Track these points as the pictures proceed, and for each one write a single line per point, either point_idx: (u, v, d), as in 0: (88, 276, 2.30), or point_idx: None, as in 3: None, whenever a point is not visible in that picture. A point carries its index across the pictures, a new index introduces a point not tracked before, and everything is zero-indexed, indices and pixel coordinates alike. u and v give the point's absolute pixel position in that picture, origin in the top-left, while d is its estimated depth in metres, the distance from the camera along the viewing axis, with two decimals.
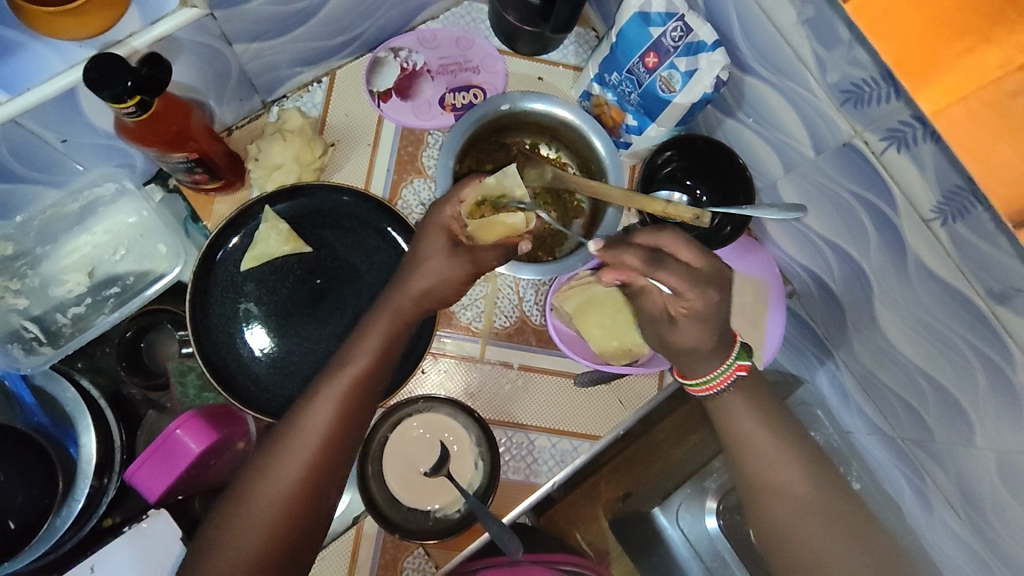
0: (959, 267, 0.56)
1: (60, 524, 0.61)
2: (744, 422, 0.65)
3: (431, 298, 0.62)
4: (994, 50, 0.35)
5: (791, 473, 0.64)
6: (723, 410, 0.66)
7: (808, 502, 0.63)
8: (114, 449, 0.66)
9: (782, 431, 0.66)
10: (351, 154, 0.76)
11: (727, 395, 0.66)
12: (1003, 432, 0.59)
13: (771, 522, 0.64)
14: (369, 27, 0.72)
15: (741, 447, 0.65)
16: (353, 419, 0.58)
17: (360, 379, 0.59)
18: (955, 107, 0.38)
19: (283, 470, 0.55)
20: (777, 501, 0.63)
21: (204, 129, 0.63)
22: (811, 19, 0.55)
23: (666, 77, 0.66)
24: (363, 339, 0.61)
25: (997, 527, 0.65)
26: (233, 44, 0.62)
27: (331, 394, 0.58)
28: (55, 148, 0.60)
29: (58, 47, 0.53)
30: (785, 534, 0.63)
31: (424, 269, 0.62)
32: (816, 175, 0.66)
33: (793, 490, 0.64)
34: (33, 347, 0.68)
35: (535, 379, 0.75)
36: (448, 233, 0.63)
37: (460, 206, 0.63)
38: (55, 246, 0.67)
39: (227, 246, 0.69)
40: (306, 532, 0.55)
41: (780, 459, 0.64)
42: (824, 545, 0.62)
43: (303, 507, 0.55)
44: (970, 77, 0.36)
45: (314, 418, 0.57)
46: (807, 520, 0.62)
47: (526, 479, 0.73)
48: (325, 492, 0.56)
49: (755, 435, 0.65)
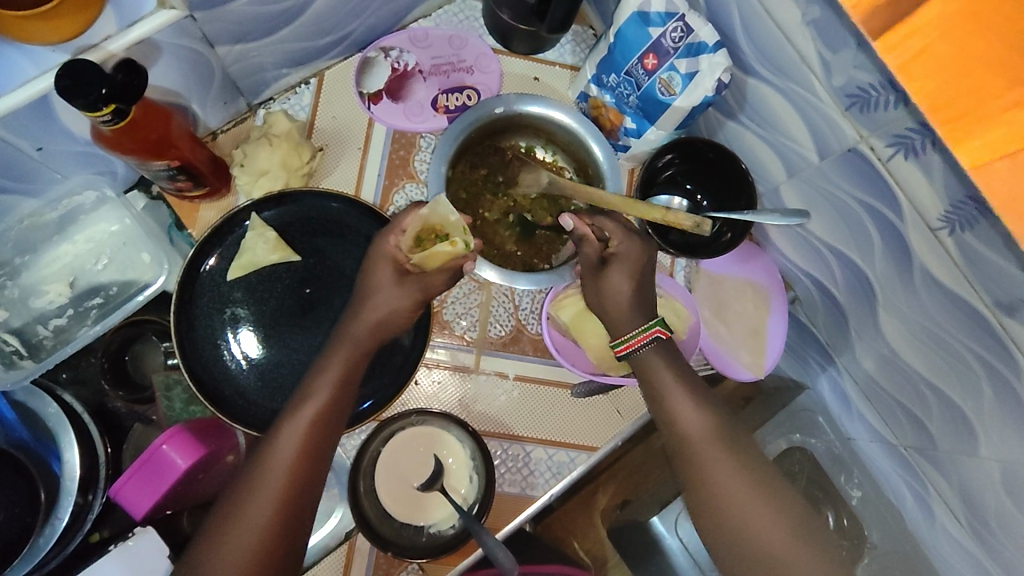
0: (967, 277, 0.54)
1: (43, 544, 0.59)
2: (673, 394, 0.58)
3: (386, 330, 0.61)
4: None
5: (722, 438, 0.56)
6: (648, 381, 0.59)
7: (743, 471, 0.54)
8: (99, 464, 0.64)
9: (711, 400, 0.58)
10: (340, 159, 0.73)
11: (654, 365, 0.59)
12: (1008, 442, 0.58)
13: (704, 496, 0.54)
14: (358, 26, 0.69)
15: (668, 412, 0.58)
16: (326, 446, 0.55)
17: (332, 405, 0.56)
18: (997, 162, 0.39)
19: (260, 503, 0.50)
20: (709, 468, 0.54)
21: (186, 135, 0.61)
22: (817, 20, 0.53)
23: (665, 79, 0.63)
24: (326, 365, 0.58)
25: (1000, 536, 0.63)
26: (215, 46, 0.59)
27: (302, 420, 0.55)
28: (31, 157, 0.57)
29: (30, 51, 0.51)
30: (716, 509, 0.53)
31: (401, 286, 0.61)
32: (819, 180, 0.64)
33: (736, 476, 0.54)
34: (13, 361, 0.66)
35: (532, 390, 0.73)
36: (394, 262, 0.62)
37: (403, 235, 0.62)
38: (34, 255, 0.65)
39: (207, 263, 0.67)
40: (284, 572, 0.50)
41: (705, 423, 0.56)
42: (768, 530, 0.51)
43: (283, 532, 0.50)
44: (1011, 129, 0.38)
45: (285, 444, 0.54)
46: (743, 490, 0.53)
47: (522, 492, 0.72)
48: (305, 525, 0.52)
49: (677, 394, 0.58)
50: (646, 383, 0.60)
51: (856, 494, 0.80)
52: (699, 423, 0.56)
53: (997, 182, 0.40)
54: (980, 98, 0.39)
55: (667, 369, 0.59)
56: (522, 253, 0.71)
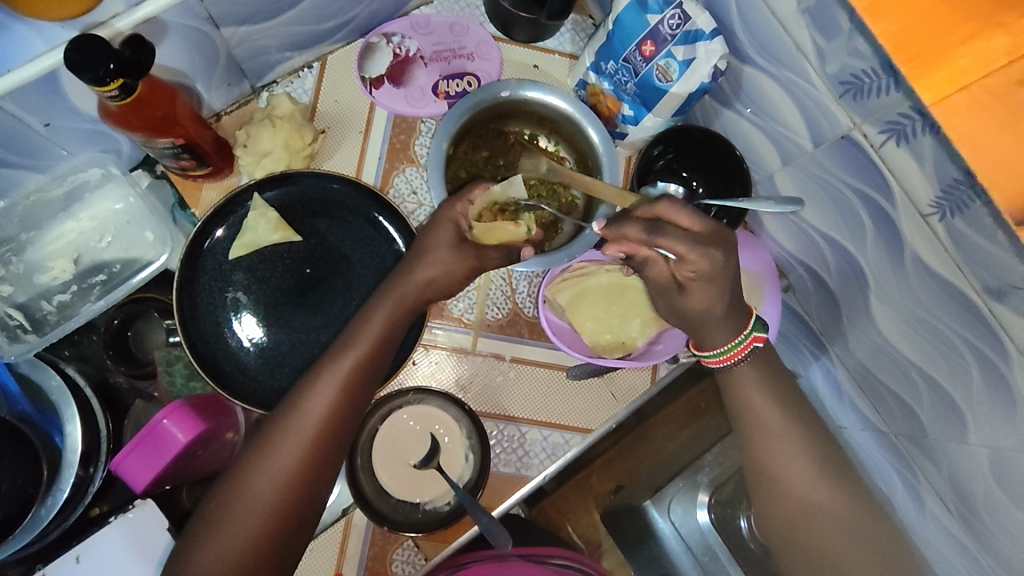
0: (956, 262, 0.55)
1: (45, 513, 0.61)
2: (745, 381, 0.62)
3: (386, 303, 0.60)
4: (1002, 35, 0.33)
5: (796, 444, 0.60)
6: (732, 382, 0.62)
7: (800, 452, 0.60)
8: (101, 437, 0.65)
9: (778, 384, 0.62)
10: (342, 141, 0.75)
11: (747, 376, 0.62)
12: (995, 427, 0.58)
13: (782, 510, 0.59)
14: (361, 11, 0.70)
15: (736, 392, 0.62)
16: (341, 425, 0.56)
17: (348, 390, 0.57)
18: (955, 97, 0.35)
19: (260, 489, 0.53)
20: (766, 446, 0.60)
21: (191, 114, 0.62)
22: (812, 8, 0.54)
23: (662, 66, 0.65)
24: (339, 357, 0.58)
25: (989, 525, 0.63)
26: (221, 28, 0.60)
27: (313, 411, 0.56)
28: (38, 132, 0.59)
29: (40, 28, 0.53)
30: (791, 522, 0.59)
31: (431, 258, 0.62)
32: (814, 168, 0.64)
33: (814, 491, 0.59)
34: (18, 334, 0.67)
35: (528, 372, 0.75)
36: (456, 227, 0.63)
37: (470, 205, 0.64)
38: (39, 232, 0.67)
39: (215, 235, 0.68)
40: (282, 551, 0.53)
41: (775, 413, 0.61)
42: (809, 507, 0.58)
43: (287, 516, 0.53)
44: (970, 64, 0.34)
45: (300, 428, 0.55)
46: (793, 467, 0.59)
47: (517, 472, 0.74)
48: (309, 508, 0.55)
49: (764, 410, 0.61)
50: (733, 397, 0.62)
51: None
52: (783, 438, 0.60)
53: (959, 120, 0.35)
54: (941, 33, 0.34)
55: (755, 379, 0.62)
56: None
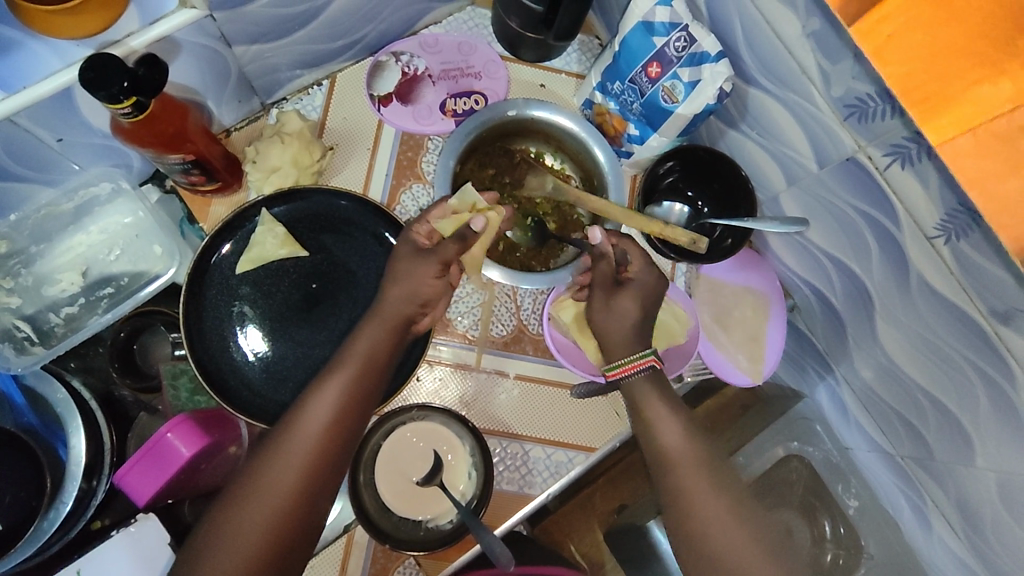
0: (962, 285, 0.54)
1: (47, 527, 0.60)
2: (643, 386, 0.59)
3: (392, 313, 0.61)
4: (1005, 83, 0.38)
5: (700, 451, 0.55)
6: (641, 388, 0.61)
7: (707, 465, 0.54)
8: (103, 450, 0.65)
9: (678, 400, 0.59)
10: (349, 157, 0.75)
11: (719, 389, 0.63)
12: (1004, 449, 0.57)
13: (688, 519, 0.53)
14: (371, 30, 0.71)
15: (638, 405, 0.59)
16: (340, 441, 0.56)
17: (348, 404, 0.57)
18: (962, 137, 0.42)
19: (253, 517, 0.52)
20: (671, 442, 0.56)
21: (201, 131, 0.62)
22: (816, 31, 0.54)
23: (668, 87, 0.65)
24: (333, 375, 0.58)
25: (995, 546, 0.62)
26: (233, 46, 0.61)
27: (307, 433, 0.55)
28: (51, 147, 0.59)
29: (55, 45, 0.53)
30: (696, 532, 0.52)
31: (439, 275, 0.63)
32: (818, 188, 0.65)
33: (713, 494, 0.53)
34: (25, 346, 0.67)
35: (531, 389, 0.75)
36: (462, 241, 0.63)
37: (431, 223, 0.64)
38: (49, 245, 0.67)
39: (221, 250, 0.68)
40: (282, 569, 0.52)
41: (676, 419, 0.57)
42: (714, 516, 0.52)
43: (287, 534, 0.52)
44: (976, 108, 0.40)
45: (298, 442, 0.55)
46: (704, 477, 0.54)
47: (519, 490, 0.73)
48: (304, 535, 0.53)
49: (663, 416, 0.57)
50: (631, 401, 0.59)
51: (853, 504, 0.79)
52: (682, 441, 0.56)
53: (966, 159, 0.42)
54: (947, 81, 0.41)
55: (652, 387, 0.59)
56: (521, 255, 0.73)
